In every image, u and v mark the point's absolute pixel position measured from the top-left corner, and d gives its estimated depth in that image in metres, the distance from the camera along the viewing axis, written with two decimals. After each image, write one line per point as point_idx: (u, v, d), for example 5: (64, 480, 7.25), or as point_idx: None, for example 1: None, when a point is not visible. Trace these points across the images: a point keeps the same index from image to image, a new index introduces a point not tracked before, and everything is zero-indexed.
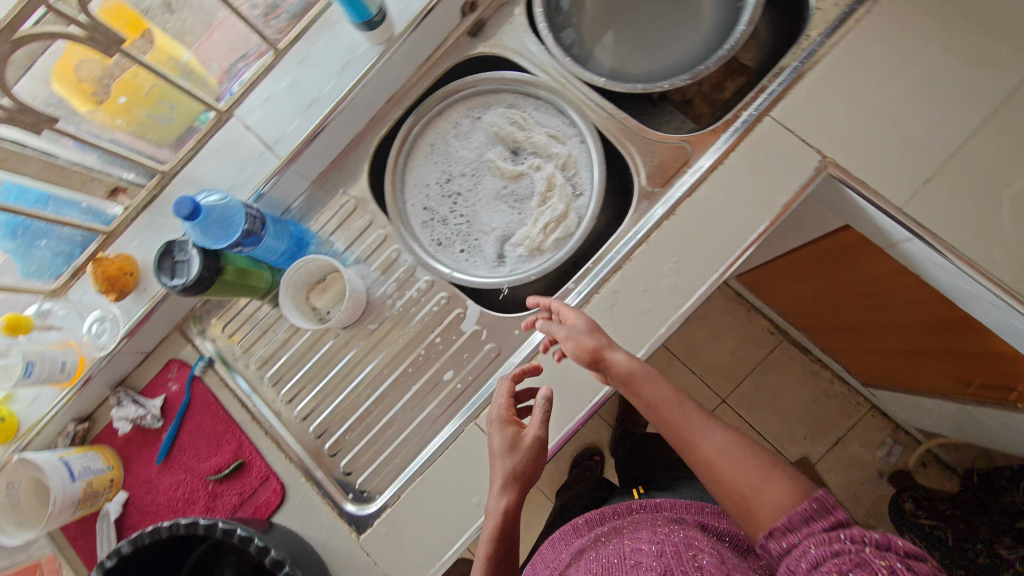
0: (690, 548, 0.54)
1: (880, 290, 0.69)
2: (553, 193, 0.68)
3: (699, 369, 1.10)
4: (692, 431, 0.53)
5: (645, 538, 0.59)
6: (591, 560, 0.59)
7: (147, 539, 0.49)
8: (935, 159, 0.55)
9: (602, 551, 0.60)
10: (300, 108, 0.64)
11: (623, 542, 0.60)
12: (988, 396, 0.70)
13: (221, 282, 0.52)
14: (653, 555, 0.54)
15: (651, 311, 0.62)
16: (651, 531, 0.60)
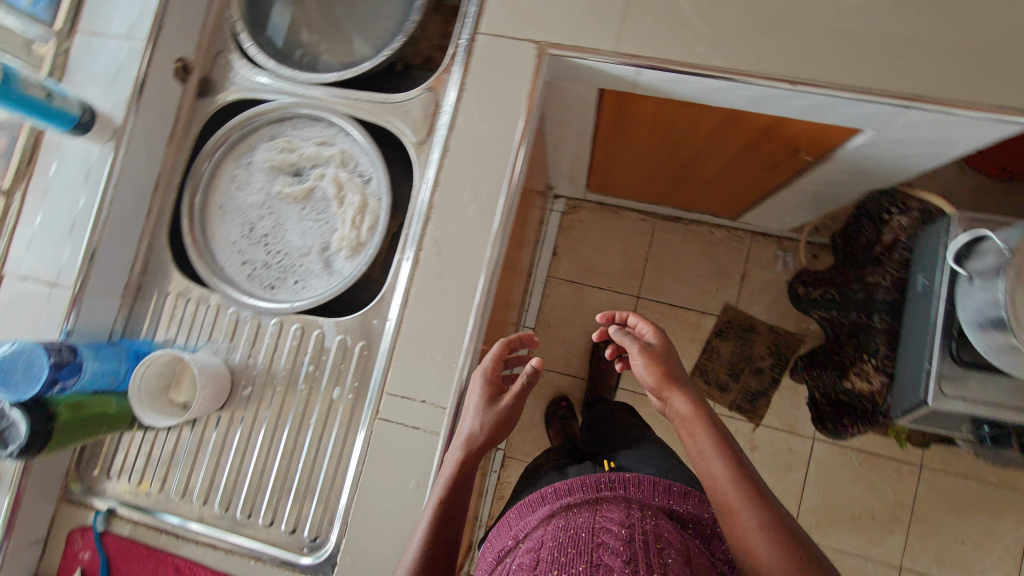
0: (655, 537, 0.57)
1: (665, 120, 0.81)
2: (345, 190, 0.71)
3: (602, 277, 1.39)
4: (740, 511, 0.61)
5: (613, 516, 0.60)
6: (560, 527, 0.60)
7: None
8: (617, 4, 0.66)
9: (568, 520, 0.62)
10: (66, 234, 0.65)
11: (593, 514, 0.62)
12: (808, 151, 0.80)
13: (60, 426, 0.56)
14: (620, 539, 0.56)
15: (472, 239, 0.65)
16: (621, 509, 0.62)
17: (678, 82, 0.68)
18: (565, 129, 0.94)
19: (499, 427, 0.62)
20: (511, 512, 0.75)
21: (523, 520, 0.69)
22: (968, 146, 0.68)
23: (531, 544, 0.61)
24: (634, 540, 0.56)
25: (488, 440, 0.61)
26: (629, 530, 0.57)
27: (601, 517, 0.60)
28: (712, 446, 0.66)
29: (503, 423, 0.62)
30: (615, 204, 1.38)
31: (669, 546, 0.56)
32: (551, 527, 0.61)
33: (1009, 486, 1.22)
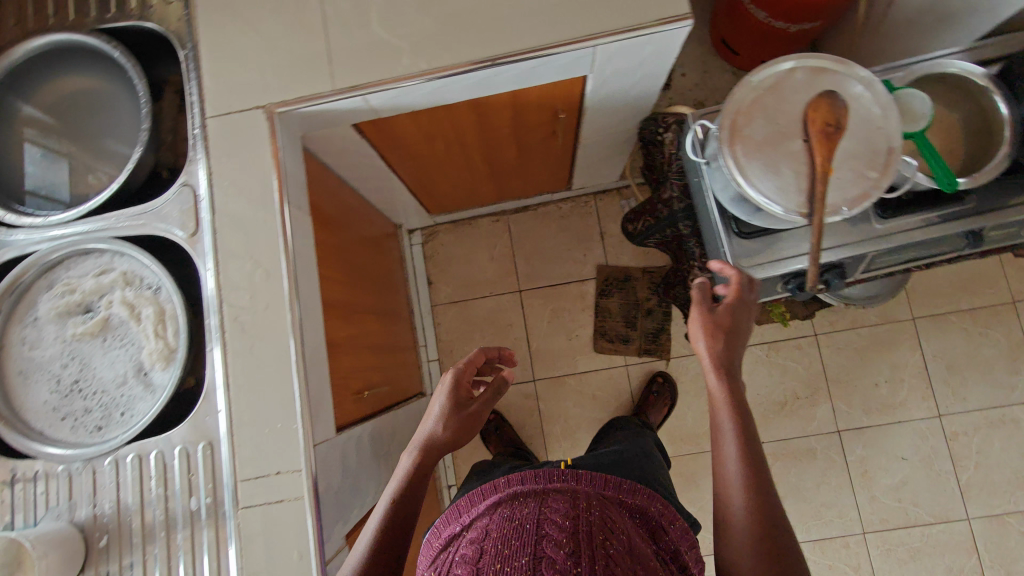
0: (601, 534, 0.61)
1: (429, 128, 0.86)
2: (138, 306, 0.71)
3: (481, 285, 1.43)
4: (734, 494, 0.58)
5: (559, 506, 0.64)
6: (503, 515, 0.64)
7: None
8: (319, 49, 0.71)
9: (513, 511, 0.65)
10: None
11: (538, 505, 0.65)
12: (561, 109, 0.87)
13: None
14: (561, 530, 0.60)
15: (267, 304, 0.67)
16: (566, 500, 0.65)
17: (405, 94, 0.73)
18: (360, 170, 0.98)
19: (461, 425, 0.74)
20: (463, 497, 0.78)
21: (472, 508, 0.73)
22: (670, 58, 0.76)
23: (474, 533, 0.64)
24: (578, 531, 0.59)
25: (450, 436, 0.72)
26: (572, 522, 0.61)
27: (545, 508, 0.64)
28: (727, 413, 0.62)
29: (468, 423, 0.75)
30: (466, 216, 1.43)
31: (609, 539, 0.60)
32: (494, 519, 0.64)
33: (893, 320, 1.33)
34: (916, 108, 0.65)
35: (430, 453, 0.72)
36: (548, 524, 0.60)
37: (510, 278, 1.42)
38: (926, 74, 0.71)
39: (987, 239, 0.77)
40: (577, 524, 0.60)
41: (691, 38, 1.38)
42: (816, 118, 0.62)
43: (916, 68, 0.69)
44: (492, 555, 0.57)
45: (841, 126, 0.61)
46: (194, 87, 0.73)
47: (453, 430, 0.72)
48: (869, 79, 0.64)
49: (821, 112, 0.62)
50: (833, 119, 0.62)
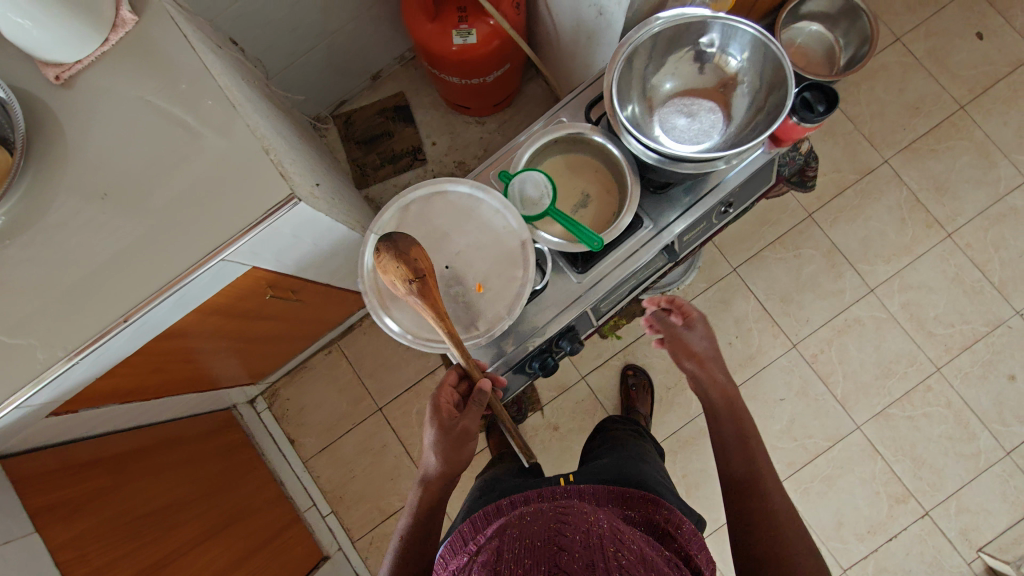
0: (620, 541, 0.53)
1: (142, 367, 0.82)
2: None
3: (341, 420, 1.39)
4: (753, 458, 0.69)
5: (572, 520, 0.56)
6: (507, 538, 0.54)
7: None
8: None
9: (522, 530, 0.56)
10: None
11: (547, 522, 0.55)
12: (265, 289, 0.85)
13: None
14: (581, 539, 0.51)
15: None
16: (578, 514, 0.57)
17: (65, 379, 0.69)
18: (116, 417, 0.92)
19: (451, 451, 0.71)
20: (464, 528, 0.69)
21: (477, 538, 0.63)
22: (324, 218, 0.76)
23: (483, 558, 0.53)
24: (593, 540, 0.51)
25: (441, 464, 0.71)
26: (585, 533, 0.53)
27: (561, 520, 0.55)
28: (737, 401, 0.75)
29: (458, 441, 0.71)
30: (297, 363, 1.39)
31: (624, 547, 0.51)
32: (503, 542, 0.54)
33: (718, 277, 1.36)
34: (532, 195, 0.66)
35: (432, 483, 0.73)
36: (560, 536, 0.52)
37: (365, 401, 1.39)
38: (539, 147, 0.72)
39: (682, 246, 0.80)
40: (590, 532, 0.52)
41: (426, 106, 1.39)
42: (397, 279, 0.57)
43: (520, 149, 0.70)
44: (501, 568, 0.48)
45: (420, 267, 0.57)
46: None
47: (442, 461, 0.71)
48: (477, 186, 0.65)
49: (393, 267, 0.57)
50: (410, 265, 0.57)
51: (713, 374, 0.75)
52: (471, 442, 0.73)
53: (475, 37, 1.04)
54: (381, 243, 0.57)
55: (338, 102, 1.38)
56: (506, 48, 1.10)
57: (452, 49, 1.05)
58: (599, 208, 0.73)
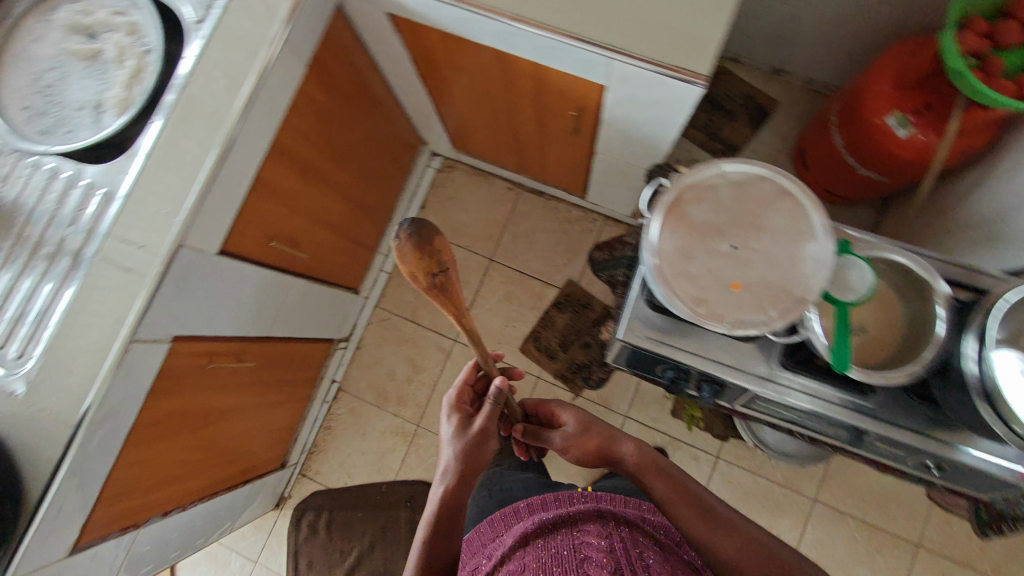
0: (635, 545, 0.78)
1: (461, 60, 0.88)
2: (125, 52, 0.78)
3: (464, 236, 1.46)
4: (701, 527, 0.75)
5: (587, 526, 0.82)
6: (542, 549, 0.80)
7: None
8: None
9: (549, 540, 0.82)
10: None
11: (571, 531, 0.82)
12: (587, 112, 0.88)
13: None
14: (604, 548, 0.76)
15: (213, 108, 0.71)
16: (592, 521, 0.84)
17: (433, 7, 0.74)
18: (393, 62, 1.00)
19: (470, 449, 0.82)
20: (493, 524, 0.99)
21: (509, 532, 0.92)
22: (684, 112, 0.75)
23: (520, 558, 0.80)
24: (612, 542, 0.78)
25: (462, 459, 0.82)
26: (605, 538, 0.79)
27: (582, 535, 0.80)
28: (656, 477, 0.82)
29: (480, 440, 0.83)
30: (486, 170, 1.46)
31: (638, 549, 0.78)
32: (540, 549, 0.80)
33: (797, 487, 1.28)
34: (850, 280, 0.63)
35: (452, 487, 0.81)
36: (585, 542, 0.78)
37: (490, 243, 1.45)
38: (874, 255, 0.69)
39: (868, 444, 0.74)
40: (608, 539, 0.78)
41: (778, 130, 1.33)
42: (417, 268, 0.67)
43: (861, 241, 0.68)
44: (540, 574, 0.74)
45: (442, 261, 0.68)
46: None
47: (464, 454, 0.82)
48: (828, 230, 0.62)
49: (413, 259, 0.66)
50: (432, 258, 0.68)
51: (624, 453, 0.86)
52: (490, 442, 0.85)
53: (906, 134, 0.95)
54: (405, 230, 0.65)
55: (730, 55, 1.35)
56: (911, 167, 1.00)
57: (875, 119, 0.97)
58: (875, 349, 0.68)
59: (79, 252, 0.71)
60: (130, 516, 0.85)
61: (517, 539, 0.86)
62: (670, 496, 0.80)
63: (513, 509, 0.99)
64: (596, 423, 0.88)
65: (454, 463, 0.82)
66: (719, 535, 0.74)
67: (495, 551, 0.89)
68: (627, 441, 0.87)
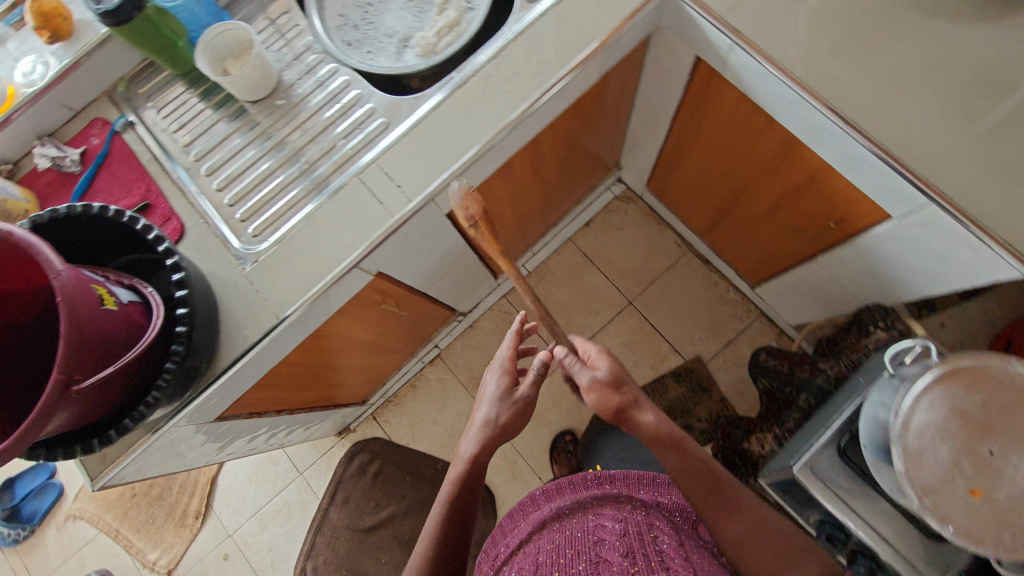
0: (650, 528, 0.72)
1: (736, 128, 0.85)
2: (449, 2, 0.80)
3: (614, 269, 1.44)
4: (712, 512, 0.68)
5: (602, 513, 0.77)
6: (557, 531, 0.75)
7: (56, 214, 0.65)
8: None
9: (565, 529, 0.76)
10: None
11: (588, 516, 0.77)
12: (841, 229, 0.83)
13: (142, 19, 0.70)
14: (618, 532, 0.71)
15: (515, 90, 0.72)
16: (608, 509, 0.78)
17: (759, 76, 0.71)
18: (655, 96, 0.98)
19: (512, 412, 0.85)
20: (511, 514, 0.94)
21: (525, 521, 0.87)
22: (968, 282, 0.69)
23: (533, 546, 0.75)
24: (627, 528, 0.71)
25: (504, 422, 0.84)
26: (619, 523, 0.73)
27: (597, 517, 0.76)
28: (671, 451, 0.72)
29: (523, 409, 0.85)
30: (663, 217, 1.43)
31: (653, 533, 0.71)
32: (554, 533, 0.75)
33: None
34: None
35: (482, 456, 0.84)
36: (602, 527, 0.73)
37: (637, 287, 1.42)
38: None
39: None
40: (623, 524, 0.72)
41: (989, 309, 1.22)
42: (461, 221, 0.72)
43: None
44: (552, 560, 0.68)
45: (473, 214, 0.71)
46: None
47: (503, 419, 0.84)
48: None
49: (459, 214, 0.71)
50: (469, 211, 0.71)
51: (648, 413, 0.73)
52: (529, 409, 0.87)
53: None
54: (452, 185, 0.71)
55: None
56: None
57: None
58: None
59: (327, 176, 0.74)
60: (259, 406, 0.90)
61: (532, 530, 0.80)
62: (683, 467, 0.71)
63: (533, 497, 0.92)
64: (629, 380, 0.75)
65: (486, 422, 0.85)
66: (730, 521, 0.68)
67: (512, 540, 0.84)
68: (649, 410, 0.74)
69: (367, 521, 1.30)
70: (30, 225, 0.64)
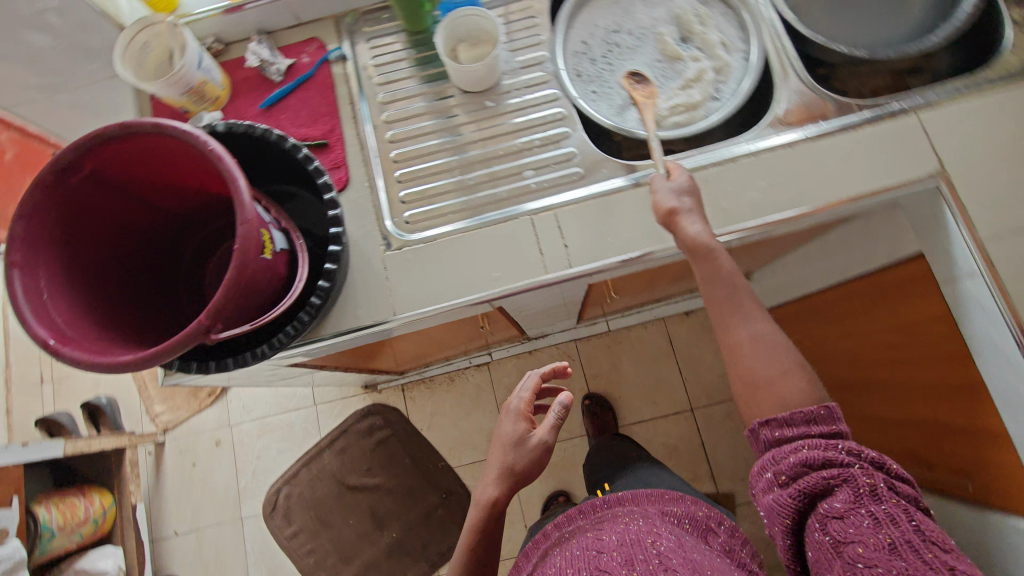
0: (651, 534, 0.68)
1: (913, 336, 0.78)
2: (697, 82, 0.74)
3: (692, 369, 1.38)
4: (732, 321, 0.66)
5: (606, 530, 0.72)
6: (559, 557, 0.70)
7: (240, 129, 0.62)
8: (1012, 224, 0.63)
9: (567, 552, 0.71)
10: None
11: (592, 536, 0.72)
12: (981, 492, 0.76)
13: None
14: (615, 544, 0.67)
15: (726, 209, 0.67)
16: (613, 525, 0.74)
17: (987, 317, 0.64)
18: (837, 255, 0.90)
19: (527, 458, 0.77)
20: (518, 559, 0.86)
21: (530, 560, 0.80)
22: None
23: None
24: (628, 537, 0.68)
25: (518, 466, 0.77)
26: (620, 536, 0.69)
27: (599, 534, 0.72)
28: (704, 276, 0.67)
29: (539, 456, 0.77)
30: None
31: (658, 539, 0.67)
32: (556, 558, 0.71)
33: None
34: None
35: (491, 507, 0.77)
36: (603, 542, 0.69)
37: (706, 398, 1.35)
38: None
39: None
40: (624, 536, 0.69)
41: None
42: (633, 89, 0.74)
43: None
44: None
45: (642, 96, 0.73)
46: (957, 86, 0.67)
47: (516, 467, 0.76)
48: None
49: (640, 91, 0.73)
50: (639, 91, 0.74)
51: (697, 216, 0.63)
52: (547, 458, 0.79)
53: None
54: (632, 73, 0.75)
55: None
56: None
57: None
58: None
59: (495, 202, 0.72)
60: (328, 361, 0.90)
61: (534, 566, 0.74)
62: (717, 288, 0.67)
63: (539, 536, 0.85)
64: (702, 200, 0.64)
65: (502, 466, 0.78)
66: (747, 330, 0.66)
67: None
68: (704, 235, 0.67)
69: (352, 479, 1.42)
70: (211, 130, 0.62)
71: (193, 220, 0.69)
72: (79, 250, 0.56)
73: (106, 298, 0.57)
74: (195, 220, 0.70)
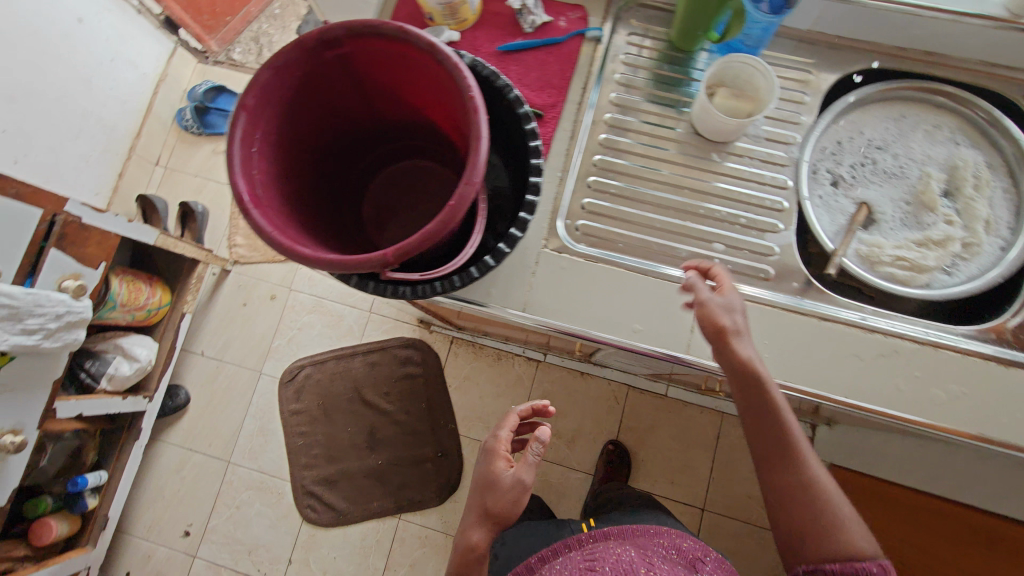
0: (644, 563, 0.71)
1: None
2: (937, 245, 0.67)
3: (723, 474, 1.33)
4: (776, 468, 0.63)
5: (598, 558, 0.74)
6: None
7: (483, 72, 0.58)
8: None
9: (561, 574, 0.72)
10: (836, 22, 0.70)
11: (584, 562, 0.74)
12: None
13: None
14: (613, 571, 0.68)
15: (905, 392, 0.60)
16: (604, 552, 0.76)
17: None
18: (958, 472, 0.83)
19: (503, 498, 0.73)
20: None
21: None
22: None
23: None
24: (622, 566, 0.70)
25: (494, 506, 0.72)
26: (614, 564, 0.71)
27: (592, 560, 0.74)
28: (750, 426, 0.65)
29: (513, 497, 0.73)
30: None
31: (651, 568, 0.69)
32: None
33: None
34: None
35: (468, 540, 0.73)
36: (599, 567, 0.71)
37: (722, 507, 1.31)
38: None
39: None
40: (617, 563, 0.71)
41: None
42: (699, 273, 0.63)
43: None
44: None
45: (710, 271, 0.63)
46: None
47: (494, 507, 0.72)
48: None
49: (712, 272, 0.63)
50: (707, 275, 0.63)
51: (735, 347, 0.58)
52: (523, 501, 0.74)
53: None
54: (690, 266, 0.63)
55: None
56: None
57: None
58: None
59: (672, 258, 0.69)
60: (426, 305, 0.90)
61: None
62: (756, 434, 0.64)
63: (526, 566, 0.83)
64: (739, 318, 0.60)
65: (480, 509, 0.74)
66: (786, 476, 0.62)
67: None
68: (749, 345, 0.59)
69: (369, 394, 1.46)
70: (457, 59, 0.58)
71: (387, 134, 0.69)
72: (292, 120, 0.55)
73: (292, 173, 0.57)
74: (389, 135, 0.69)
